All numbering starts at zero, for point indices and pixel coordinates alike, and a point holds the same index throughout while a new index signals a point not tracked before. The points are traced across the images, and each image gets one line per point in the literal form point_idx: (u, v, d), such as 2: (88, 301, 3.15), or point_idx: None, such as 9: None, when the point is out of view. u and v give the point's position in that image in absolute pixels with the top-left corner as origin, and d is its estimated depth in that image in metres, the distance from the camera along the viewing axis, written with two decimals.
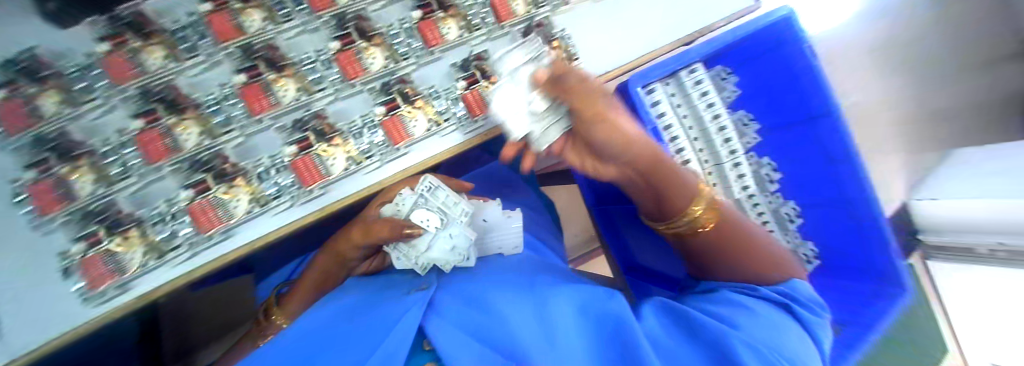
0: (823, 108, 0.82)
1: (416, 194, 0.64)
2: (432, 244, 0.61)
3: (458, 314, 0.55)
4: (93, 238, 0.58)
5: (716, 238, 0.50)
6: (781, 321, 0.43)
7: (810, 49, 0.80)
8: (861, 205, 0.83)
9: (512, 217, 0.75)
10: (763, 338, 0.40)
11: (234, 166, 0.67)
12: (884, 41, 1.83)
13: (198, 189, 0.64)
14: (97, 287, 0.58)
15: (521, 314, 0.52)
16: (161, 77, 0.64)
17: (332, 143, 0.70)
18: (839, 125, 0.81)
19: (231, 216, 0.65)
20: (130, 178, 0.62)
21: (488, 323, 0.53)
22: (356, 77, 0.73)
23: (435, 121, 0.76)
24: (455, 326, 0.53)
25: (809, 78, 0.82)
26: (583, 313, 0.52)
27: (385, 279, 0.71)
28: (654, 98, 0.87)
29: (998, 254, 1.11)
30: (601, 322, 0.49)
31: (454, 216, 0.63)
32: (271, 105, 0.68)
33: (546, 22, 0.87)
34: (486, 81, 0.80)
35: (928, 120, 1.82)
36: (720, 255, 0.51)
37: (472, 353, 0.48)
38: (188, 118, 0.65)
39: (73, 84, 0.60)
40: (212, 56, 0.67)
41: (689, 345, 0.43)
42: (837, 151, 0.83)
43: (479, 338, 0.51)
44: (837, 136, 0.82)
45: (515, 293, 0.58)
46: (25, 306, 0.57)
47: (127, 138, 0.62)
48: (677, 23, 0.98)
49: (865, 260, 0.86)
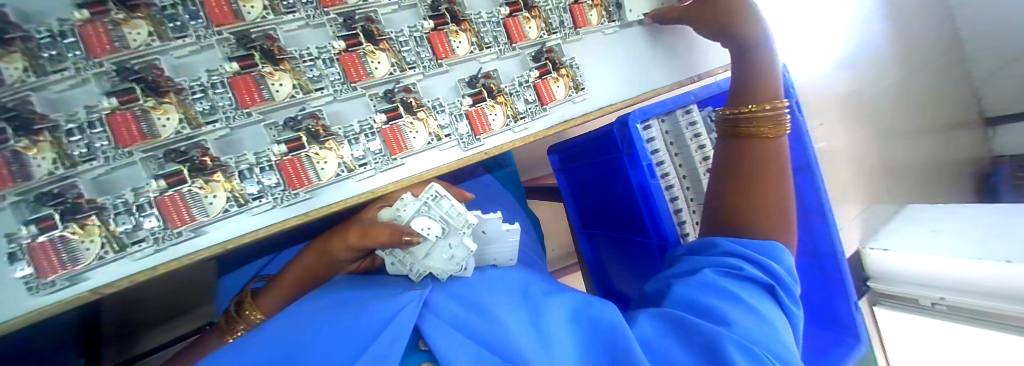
0: (803, 160, 0.90)
1: (420, 201, 0.64)
2: (430, 253, 0.65)
3: (451, 317, 0.59)
4: (47, 222, 0.52)
5: (767, 149, 0.68)
6: (762, 303, 0.55)
7: (798, 112, 0.89)
8: (830, 258, 0.91)
9: (512, 231, 0.73)
10: (749, 334, 0.50)
11: (215, 161, 0.61)
12: (850, 92, 1.98)
13: (171, 181, 0.59)
14: (46, 278, 0.52)
15: (517, 320, 0.59)
16: (143, 55, 0.58)
17: (325, 147, 0.67)
18: (815, 179, 0.89)
19: (205, 213, 0.60)
20: (95, 161, 0.56)
21: (482, 328, 0.56)
22: (358, 80, 0.70)
23: (436, 135, 0.76)
24: (449, 327, 0.56)
25: (797, 144, 0.89)
26: (574, 319, 0.61)
27: (376, 279, 0.75)
28: (649, 134, 0.96)
29: (940, 308, 1.17)
30: (593, 326, 0.58)
31: (457, 227, 0.64)
32: (263, 99, 0.64)
33: (557, 49, 0.88)
34: (492, 101, 0.80)
35: (881, 172, 1.97)
36: (760, 173, 0.67)
37: (469, 353, 0.53)
38: (169, 102, 0.59)
39: (42, 51, 0.53)
40: (203, 39, 0.61)
41: (680, 345, 0.52)
42: (813, 204, 0.90)
43: (478, 339, 0.56)
44: (813, 191, 0.89)
45: (510, 299, 0.65)
46: None
47: (98, 117, 0.57)
48: (677, 66, 1.02)
49: (830, 312, 0.94)
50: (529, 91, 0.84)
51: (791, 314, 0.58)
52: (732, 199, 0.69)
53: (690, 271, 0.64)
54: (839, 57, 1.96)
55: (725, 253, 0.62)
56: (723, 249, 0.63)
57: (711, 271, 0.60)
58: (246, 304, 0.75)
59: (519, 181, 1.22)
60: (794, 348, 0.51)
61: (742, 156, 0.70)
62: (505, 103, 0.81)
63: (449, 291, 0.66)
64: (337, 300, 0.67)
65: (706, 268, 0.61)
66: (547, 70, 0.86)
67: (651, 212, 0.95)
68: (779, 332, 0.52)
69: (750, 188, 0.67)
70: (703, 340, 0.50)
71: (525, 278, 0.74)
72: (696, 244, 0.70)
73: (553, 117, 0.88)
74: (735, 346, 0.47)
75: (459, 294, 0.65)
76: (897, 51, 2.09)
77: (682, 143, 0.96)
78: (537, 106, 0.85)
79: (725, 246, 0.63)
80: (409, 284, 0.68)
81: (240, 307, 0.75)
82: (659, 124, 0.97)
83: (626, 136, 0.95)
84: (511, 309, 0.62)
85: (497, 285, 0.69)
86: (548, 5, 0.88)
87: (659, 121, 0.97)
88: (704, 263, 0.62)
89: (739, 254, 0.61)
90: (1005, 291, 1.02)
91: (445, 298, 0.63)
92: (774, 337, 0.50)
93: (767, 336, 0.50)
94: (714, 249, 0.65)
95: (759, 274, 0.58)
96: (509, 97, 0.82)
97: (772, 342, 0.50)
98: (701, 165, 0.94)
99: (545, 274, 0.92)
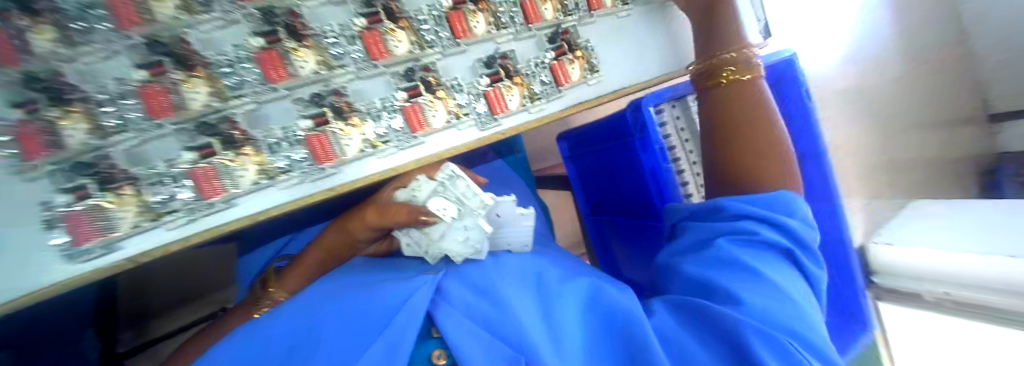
0: (810, 149, 0.96)
1: (437, 182, 0.67)
2: (445, 234, 0.66)
3: (464, 306, 0.64)
4: (82, 192, 0.53)
5: (744, 89, 0.67)
6: (781, 275, 0.56)
7: (806, 92, 0.96)
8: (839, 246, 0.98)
9: (524, 215, 0.76)
10: (776, 316, 0.51)
11: (245, 134, 0.63)
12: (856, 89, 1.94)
13: (203, 153, 0.60)
14: (81, 245, 0.54)
15: (528, 308, 0.63)
16: (173, 29, 0.58)
17: (349, 123, 0.68)
18: (822, 166, 0.96)
19: (235, 185, 0.61)
20: (127, 133, 0.57)
21: (493, 316, 0.62)
22: (380, 57, 0.71)
23: (455, 114, 0.77)
24: (460, 316, 0.61)
25: (803, 121, 0.96)
26: (587, 310, 0.65)
27: (392, 266, 0.78)
28: (662, 119, 0.95)
29: None
30: (610, 317, 0.61)
31: (473, 209, 0.65)
32: (288, 75, 0.65)
33: (572, 31, 0.89)
34: (510, 81, 0.82)
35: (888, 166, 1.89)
36: (748, 127, 0.65)
37: (479, 344, 0.57)
38: (197, 76, 0.60)
39: (70, 22, 0.53)
40: (229, 14, 0.62)
41: (699, 343, 0.55)
42: (821, 193, 0.98)
43: (487, 327, 0.61)
44: (821, 175, 0.97)
45: (521, 287, 0.68)
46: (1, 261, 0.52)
47: (129, 89, 0.58)
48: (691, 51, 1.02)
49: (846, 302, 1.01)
50: (545, 72, 0.85)
51: (811, 274, 0.59)
52: (725, 156, 0.67)
53: (700, 242, 0.64)
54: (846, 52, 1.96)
55: (736, 216, 0.61)
56: (733, 212, 0.61)
57: (722, 241, 0.60)
58: (271, 282, 0.80)
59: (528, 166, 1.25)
60: (816, 322, 0.53)
61: (721, 104, 0.69)
62: (521, 84, 0.83)
63: (462, 274, 0.70)
64: (354, 283, 0.72)
65: (719, 238, 0.61)
66: (563, 52, 0.87)
67: (661, 194, 0.98)
68: (794, 304, 0.53)
69: (742, 144, 0.65)
70: (724, 329, 0.52)
71: (539, 265, 0.75)
72: (701, 208, 0.69)
73: (568, 99, 0.88)
74: (758, 337, 0.49)
75: (471, 280, 0.68)
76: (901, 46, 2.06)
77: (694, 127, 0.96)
78: (553, 87, 0.86)
79: (733, 209, 0.61)
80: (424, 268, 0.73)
81: (264, 286, 0.80)
82: (671, 109, 0.95)
83: (639, 120, 0.98)
84: (522, 295, 0.65)
85: (513, 275, 0.71)
86: None
87: (671, 105, 0.95)
88: (714, 233, 0.62)
89: (751, 215, 0.60)
90: (1000, 284, 0.94)
91: (457, 285, 0.67)
92: (795, 317, 0.52)
93: (789, 317, 0.52)
94: (723, 212, 0.63)
95: (774, 239, 0.58)
96: (526, 78, 0.84)
97: (795, 320, 0.52)
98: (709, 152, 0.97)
99: (560, 256, 0.95)
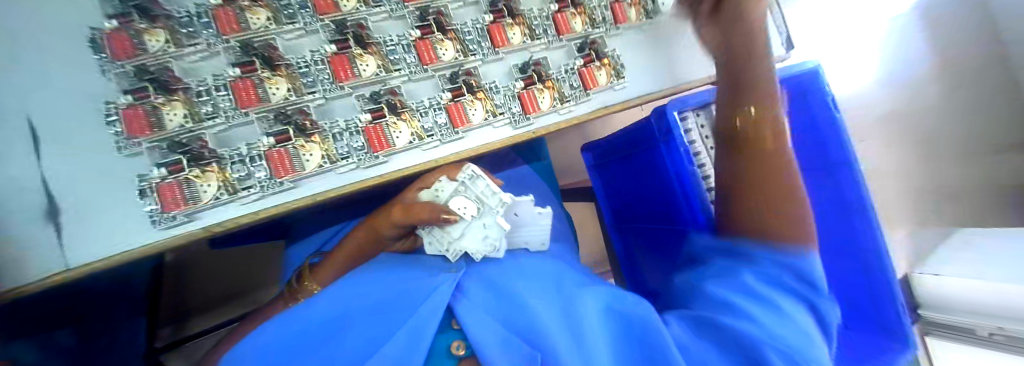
0: (842, 155, 0.73)
1: (457, 182, 0.67)
2: (465, 233, 0.68)
3: (482, 303, 0.64)
4: (176, 166, 0.62)
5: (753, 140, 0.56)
6: (795, 296, 0.41)
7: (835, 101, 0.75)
8: (868, 255, 0.69)
9: (543, 214, 0.76)
10: (791, 340, 0.38)
11: (314, 125, 0.71)
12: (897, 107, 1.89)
13: (278, 139, 0.68)
14: (169, 211, 0.61)
15: (545, 307, 0.61)
16: (261, 34, 0.69)
17: (401, 118, 0.76)
18: (858, 174, 0.71)
19: (303, 167, 0.68)
20: (217, 119, 0.66)
21: (513, 318, 0.61)
22: (430, 63, 0.80)
23: (492, 112, 0.84)
24: (483, 314, 0.61)
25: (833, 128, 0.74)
26: (604, 311, 0.58)
27: (414, 256, 0.79)
28: (687, 126, 0.93)
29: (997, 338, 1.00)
30: (622, 323, 0.55)
31: (492, 207, 0.67)
32: (353, 76, 0.74)
33: (600, 41, 0.98)
34: (542, 84, 0.89)
35: (928, 193, 1.80)
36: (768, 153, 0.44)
37: (494, 333, 0.58)
38: (279, 74, 0.69)
39: (182, 28, 0.66)
40: (309, 25, 0.72)
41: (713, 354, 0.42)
42: (850, 197, 0.72)
43: (508, 327, 0.60)
44: (854, 183, 0.71)
45: (539, 289, 0.66)
46: (101, 223, 0.60)
47: (223, 83, 0.67)
48: None
49: (870, 308, 0.70)
50: (575, 77, 0.93)
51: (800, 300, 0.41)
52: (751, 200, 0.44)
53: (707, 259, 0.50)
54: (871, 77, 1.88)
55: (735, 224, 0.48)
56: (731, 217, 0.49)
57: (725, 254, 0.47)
58: (305, 276, 0.81)
59: (554, 174, 1.27)
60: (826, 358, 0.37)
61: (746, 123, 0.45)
62: (552, 87, 0.91)
63: (483, 274, 0.71)
64: (375, 280, 0.72)
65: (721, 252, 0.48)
66: (591, 59, 0.95)
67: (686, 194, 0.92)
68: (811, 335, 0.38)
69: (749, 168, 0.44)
70: (729, 343, 0.41)
71: (555, 270, 0.74)
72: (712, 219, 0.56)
73: (595, 102, 0.95)
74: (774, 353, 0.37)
75: (491, 281, 0.69)
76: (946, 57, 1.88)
77: None
78: (581, 91, 0.93)
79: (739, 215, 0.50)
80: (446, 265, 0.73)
81: (300, 280, 0.81)
82: (695, 117, 0.93)
83: (663, 124, 0.95)
84: (539, 299, 0.63)
85: (532, 277, 0.70)
86: (593, 3, 0.98)
87: (695, 114, 0.92)
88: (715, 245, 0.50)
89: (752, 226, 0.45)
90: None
91: (476, 283, 0.68)
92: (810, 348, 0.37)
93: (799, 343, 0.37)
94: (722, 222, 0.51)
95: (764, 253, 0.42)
96: (557, 82, 0.92)
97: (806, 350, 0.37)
98: None
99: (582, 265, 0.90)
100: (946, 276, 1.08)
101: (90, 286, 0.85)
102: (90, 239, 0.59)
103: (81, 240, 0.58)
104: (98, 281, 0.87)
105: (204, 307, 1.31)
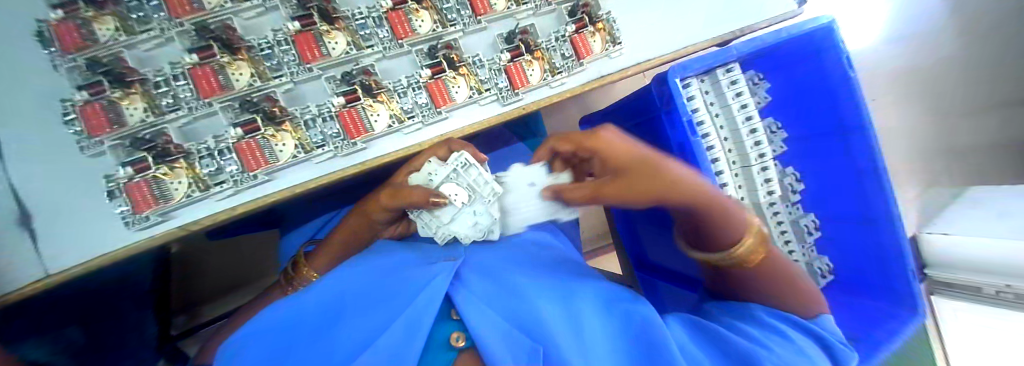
0: (857, 120, 0.78)
1: (449, 167, 0.64)
2: (455, 217, 0.64)
3: (482, 292, 0.56)
4: (141, 164, 0.58)
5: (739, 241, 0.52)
6: (804, 342, 0.48)
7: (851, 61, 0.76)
8: (884, 224, 0.78)
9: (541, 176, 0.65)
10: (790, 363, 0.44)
11: (284, 112, 0.65)
12: (914, 60, 1.76)
13: (246, 129, 0.63)
14: (141, 212, 0.58)
15: (552, 304, 0.54)
16: (218, 15, 0.63)
17: (378, 99, 0.70)
18: (872, 141, 0.77)
19: (276, 159, 0.65)
20: (180, 111, 0.62)
21: (517, 308, 0.54)
22: (405, 37, 0.73)
23: (477, 89, 0.78)
24: (481, 304, 0.53)
25: (846, 89, 0.77)
26: (610, 312, 0.55)
27: (414, 243, 0.72)
28: (689, 93, 0.85)
29: (1003, 295, 0.92)
30: (629, 322, 0.53)
31: (484, 196, 0.65)
32: (322, 55, 0.68)
33: (593, 3, 0.88)
34: (530, 56, 0.81)
35: (941, 154, 1.75)
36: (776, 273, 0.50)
37: (496, 327, 0.49)
38: (241, 59, 0.64)
39: (132, 13, 0.60)
40: (268, 2, 0.66)
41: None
42: (864, 164, 0.80)
43: (512, 319, 0.52)
44: (868, 153, 0.78)
45: (546, 282, 0.60)
46: (73, 228, 0.57)
47: (181, 71, 0.62)
48: (720, 17, 0.98)
49: (884, 281, 0.80)
50: (567, 45, 0.85)
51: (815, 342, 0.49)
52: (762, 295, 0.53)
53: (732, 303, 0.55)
54: (888, 30, 1.75)
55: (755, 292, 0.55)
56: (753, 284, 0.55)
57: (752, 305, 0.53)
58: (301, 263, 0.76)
59: None
60: None
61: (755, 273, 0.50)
62: (542, 59, 0.83)
63: (483, 265, 0.64)
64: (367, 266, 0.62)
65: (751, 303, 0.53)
66: (584, 24, 0.86)
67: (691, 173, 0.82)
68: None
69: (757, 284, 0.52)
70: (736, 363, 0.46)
71: (557, 264, 0.68)
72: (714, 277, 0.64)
73: (590, 72, 0.88)
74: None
75: (491, 271, 0.62)
76: (959, 12, 1.82)
77: (725, 103, 0.86)
78: (574, 61, 0.85)
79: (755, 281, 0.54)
80: (439, 251, 0.66)
81: (295, 267, 0.76)
82: (699, 83, 0.86)
83: (665, 94, 0.82)
84: (543, 291, 0.57)
85: (537, 269, 0.64)
86: None
87: (699, 79, 0.85)
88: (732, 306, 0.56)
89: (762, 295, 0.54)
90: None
91: (475, 273, 0.61)
92: None
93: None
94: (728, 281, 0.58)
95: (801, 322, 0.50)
96: (546, 52, 0.84)
97: None
98: (748, 139, 0.88)
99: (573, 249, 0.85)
100: (952, 236, 1.06)
101: (91, 288, 0.85)
102: (64, 245, 0.57)
103: (53, 247, 0.56)
104: (105, 280, 0.88)
105: (211, 296, 1.33)
